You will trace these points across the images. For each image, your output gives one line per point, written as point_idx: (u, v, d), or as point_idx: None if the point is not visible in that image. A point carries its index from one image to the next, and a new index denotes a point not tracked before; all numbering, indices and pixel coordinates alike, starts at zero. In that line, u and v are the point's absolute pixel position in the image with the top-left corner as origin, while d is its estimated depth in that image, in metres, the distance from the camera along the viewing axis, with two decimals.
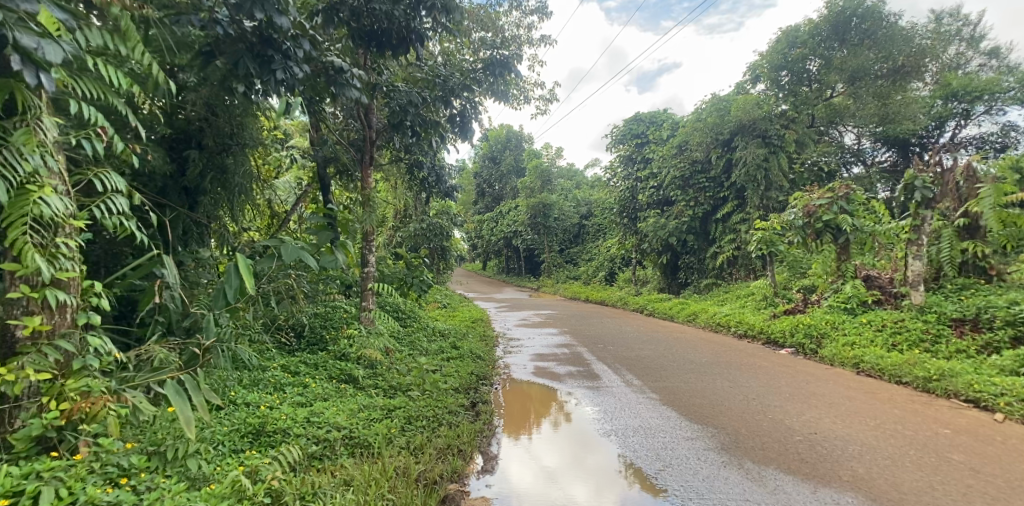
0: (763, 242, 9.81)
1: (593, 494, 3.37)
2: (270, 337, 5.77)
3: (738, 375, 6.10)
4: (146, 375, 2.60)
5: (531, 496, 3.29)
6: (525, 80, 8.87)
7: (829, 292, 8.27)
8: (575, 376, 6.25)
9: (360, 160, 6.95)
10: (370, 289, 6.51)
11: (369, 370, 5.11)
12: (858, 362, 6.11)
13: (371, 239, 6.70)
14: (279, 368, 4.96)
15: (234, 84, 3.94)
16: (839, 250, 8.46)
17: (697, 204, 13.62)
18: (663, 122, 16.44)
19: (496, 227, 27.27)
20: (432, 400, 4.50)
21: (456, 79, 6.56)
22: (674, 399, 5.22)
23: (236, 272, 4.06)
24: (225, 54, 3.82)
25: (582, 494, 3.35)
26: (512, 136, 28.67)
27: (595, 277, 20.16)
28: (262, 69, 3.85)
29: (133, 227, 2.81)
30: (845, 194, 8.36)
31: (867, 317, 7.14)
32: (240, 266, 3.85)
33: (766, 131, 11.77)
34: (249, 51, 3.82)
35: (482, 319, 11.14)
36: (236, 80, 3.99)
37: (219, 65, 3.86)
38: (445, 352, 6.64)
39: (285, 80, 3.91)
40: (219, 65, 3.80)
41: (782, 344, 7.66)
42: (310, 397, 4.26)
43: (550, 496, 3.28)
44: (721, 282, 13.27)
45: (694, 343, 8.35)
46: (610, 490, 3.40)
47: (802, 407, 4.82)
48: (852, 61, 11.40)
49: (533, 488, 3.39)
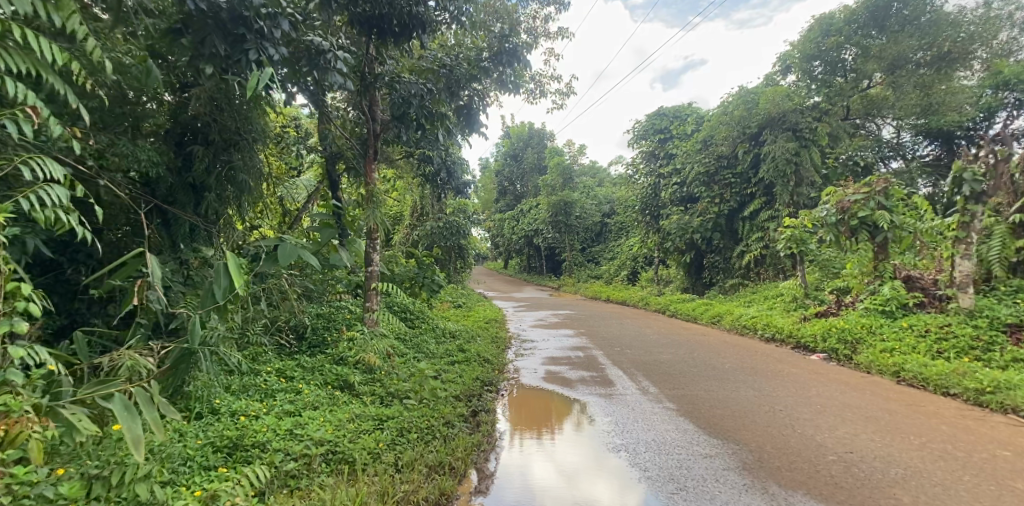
0: (792, 240, 9.31)
1: (616, 493, 3.29)
2: (270, 339, 5.58)
3: (764, 383, 5.66)
4: (92, 389, 2.39)
5: (546, 499, 3.17)
6: (540, 74, 8.52)
7: (865, 293, 7.74)
8: (587, 382, 5.88)
9: (365, 154, 6.64)
10: (374, 289, 6.25)
11: (367, 374, 4.83)
12: (898, 371, 5.60)
13: (376, 236, 6.43)
14: (274, 373, 4.73)
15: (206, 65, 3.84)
16: (876, 249, 7.92)
17: (723, 200, 13.12)
18: (687, 116, 15.86)
19: (518, 225, 26.94)
20: (428, 409, 4.20)
21: (462, 69, 6.27)
22: (693, 410, 4.83)
23: (226, 272, 3.75)
24: (191, 31, 3.69)
25: (605, 493, 3.27)
26: (535, 133, 28.30)
27: (617, 276, 19.67)
28: (233, 48, 3.75)
29: (75, 224, 2.66)
30: (883, 189, 7.80)
31: (907, 321, 6.62)
32: (226, 267, 3.54)
33: (797, 124, 11.19)
34: (219, 28, 3.70)
35: (498, 321, 10.83)
36: (213, 62, 3.85)
37: (196, 46, 3.71)
38: (453, 355, 6.35)
39: (259, 62, 3.78)
40: (185, 44, 3.67)
41: (813, 349, 7.17)
42: (300, 405, 4.01)
43: (561, 501, 3.15)
44: (747, 282, 12.70)
45: (718, 347, 7.90)
46: (633, 489, 3.32)
47: (836, 422, 4.38)
48: (892, 48, 10.72)
49: (550, 490, 3.28)
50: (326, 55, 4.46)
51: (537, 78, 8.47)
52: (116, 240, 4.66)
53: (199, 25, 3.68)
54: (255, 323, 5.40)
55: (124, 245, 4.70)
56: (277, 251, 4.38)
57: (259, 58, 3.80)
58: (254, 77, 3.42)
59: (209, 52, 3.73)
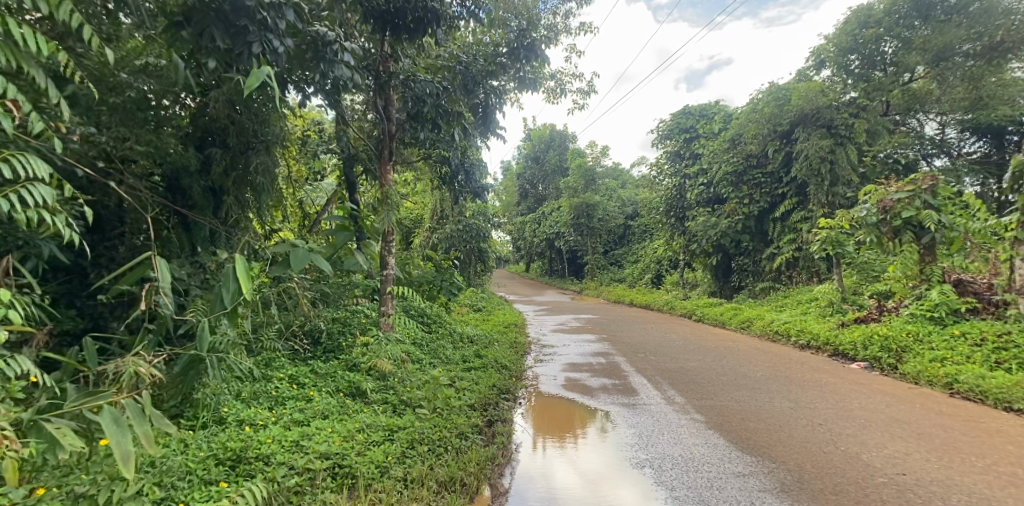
0: (828, 242, 8.86)
1: (641, 496, 3.23)
2: (284, 344, 5.42)
3: (799, 394, 5.29)
4: (80, 400, 2.19)
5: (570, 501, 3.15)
6: (561, 71, 8.27)
7: (911, 298, 7.29)
8: (609, 390, 5.59)
9: (379, 157, 6.33)
10: (390, 293, 6.06)
11: (379, 382, 4.62)
12: (952, 382, 5.21)
13: (392, 238, 6.24)
14: (286, 379, 4.54)
15: (206, 58, 3.72)
16: (922, 251, 7.50)
17: (752, 201, 12.68)
18: (714, 115, 15.40)
19: (539, 228, 26.67)
20: (441, 420, 3.96)
21: (480, 66, 6.06)
22: (724, 422, 4.49)
23: (236, 277, 3.68)
24: (192, 23, 3.57)
25: (630, 496, 3.22)
26: (555, 135, 27.89)
27: (641, 280, 19.26)
28: (235, 40, 3.62)
29: (62, 224, 2.53)
30: (929, 186, 7.33)
31: (958, 328, 6.23)
32: (235, 269, 3.48)
33: (832, 120, 10.85)
34: (220, 20, 3.56)
35: (519, 325, 10.56)
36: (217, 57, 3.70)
37: (196, 38, 3.59)
38: (469, 361, 6.12)
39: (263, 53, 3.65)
40: (185, 36, 3.57)
41: (853, 358, 6.75)
42: (309, 413, 3.81)
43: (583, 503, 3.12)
44: (779, 286, 12.21)
45: (749, 354, 7.51)
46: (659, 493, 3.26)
47: (884, 438, 4.00)
48: (937, 39, 10.18)
49: (572, 492, 3.26)
50: (331, 45, 4.31)
51: (557, 76, 8.20)
52: (131, 241, 4.62)
53: (200, 16, 3.56)
54: (270, 327, 5.25)
55: (137, 246, 4.65)
56: (291, 256, 4.42)
57: (262, 50, 3.67)
58: (256, 77, 3.25)
59: (210, 44, 3.60)
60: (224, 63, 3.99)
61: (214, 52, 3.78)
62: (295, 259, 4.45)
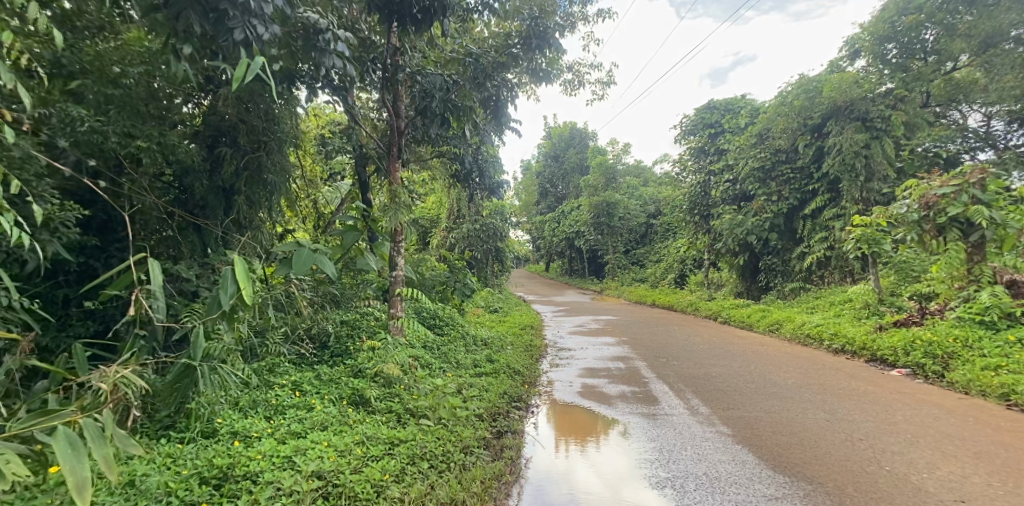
0: (863, 241, 8.35)
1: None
2: (289, 348, 5.08)
3: (835, 404, 4.90)
4: (29, 424, 1.98)
5: None
6: (578, 63, 7.97)
7: (956, 301, 6.85)
8: (628, 399, 5.26)
9: (387, 156, 6.03)
10: (400, 295, 5.84)
11: (384, 389, 4.37)
12: (1008, 393, 4.83)
13: (402, 237, 5.99)
14: (288, 386, 4.21)
15: (184, 44, 3.45)
16: (970, 249, 6.99)
17: (781, 198, 12.16)
18: (740, 109, 14.86)
19: (559, 227, 26.31)
20: (444, 432, 3.71)
21: (490, 58, 5.71)
22: (752, 436, 4.14)
23: (233, 278, 3.46)
24: (168, 6, 3.30)
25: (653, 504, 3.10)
26: (576, 133, 27.48)
27: (664, 280, 18.80)
28: (216, 26, 3.35)
29: None
30: (979, 179, 6.79)
31: (1013, 334, 5.79)
32: (236, 268, 3.34)
33: (867, 113, 10.37)
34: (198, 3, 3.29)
35: (536, 328, 10.26)
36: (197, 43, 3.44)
37: (172, 22, 3.33)
38: (480, 366, 5.88)
39: (246, 39, 3.37)
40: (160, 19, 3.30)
41: (893, 364, 6.31)
42: (307, 423, 3.50)
43: None
44: (809, 286, 11.66)
45: (778, 359, 7.09)
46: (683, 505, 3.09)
47: (935, 457, 3.61)
48: (985, 24, 9.46)
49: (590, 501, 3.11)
50: (324, 33, 4.06)
51: (574, 68, 7.90)
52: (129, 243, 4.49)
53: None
54: (275, 330, 4.93)
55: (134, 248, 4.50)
56: (294, 257, 4.40)
57: (245, 36, 3.40)
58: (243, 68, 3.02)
59: (188, 31, 3.34)
60: (208, 51, 3.74)
61: (195, 39, 3.52)
62: (298, 260, 4.43)
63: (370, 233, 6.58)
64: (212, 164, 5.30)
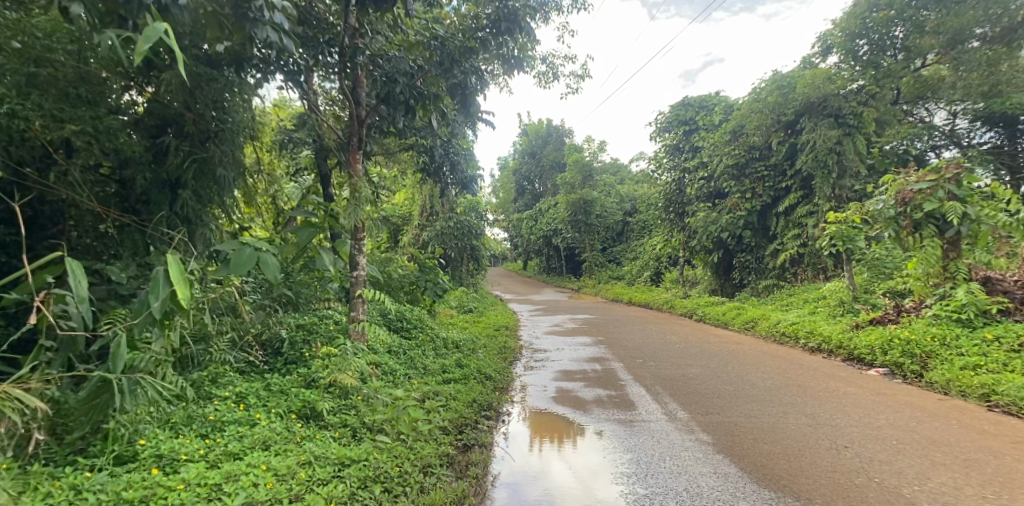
0: (837, 237, 8.24)
1: None
2: (236, 355, 4.60)
3: (816, 407, 4.70)
4: None
5: None
6: (553, 54, 7.69)
7: (932, 298, 6.77)
8: (604, 404, 4.99)
9: (347, 147, 5.59)
10: (361, 297, 5.38)
11: (339, 400, 3.98)
12: (989, 394, 4.71)
13: (364, 235, 5.56)
14: (231, 399, 3.74)
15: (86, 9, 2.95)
16: (946, 245, 6.91)
17: (755, 195, 12.10)
18: (714, 106, 14.54)
19: (536, 225, 26.11)
20: (404, 448, 3.35)
21: (457, 41, 5.27)
22: (734, 444, 3.90)
23: (165, 279, 3.03)
24: None
25: None
26: (553, 130, 27.21)
27: (640, 277, 18.71)
28: None
29: None
30: (954, 175, 6.75)
31: (991, 332, 5.72)
32: (168, 267, 2.95)
33: (840, 109, 10.25)
34: None
35: (510, 328, 9.96)
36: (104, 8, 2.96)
37: None
38: (448, 372, 5.54)
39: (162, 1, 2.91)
40: None
41: (870, 364, 6.19)
42: (247, 442, 3.04)
43: None
44: (782, 284, 11.62)
45: (757, 358, 6.91)
46: None
47: (925, 466, 3.41)
48: (953, 21, 9.59)
49: None
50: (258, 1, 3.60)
51: (549, 59, 7.62)
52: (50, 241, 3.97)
53: None
54: (221, 336, 4.46)
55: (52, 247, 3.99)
56: (234, 256, 4.07)
57: None
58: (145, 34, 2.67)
59: None
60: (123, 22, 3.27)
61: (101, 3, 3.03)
62: (238, 259, 4.10)
63: (332, 231, 6.15)
64: (157, 156, 4.79)
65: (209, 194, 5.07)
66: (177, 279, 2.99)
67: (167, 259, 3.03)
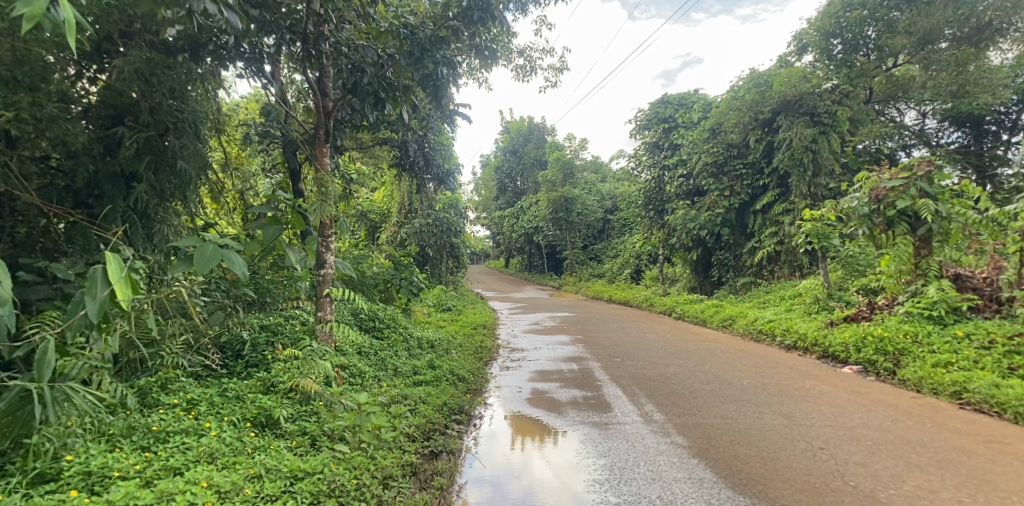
0: (812, 235, 8.26)
1: None
2: (191, 359, 4.40)
3: (792, 407, 4.66)
4: None
5: None
6: (531, 48, 7.59)
7: (904, 295, 6.79)
8: (579, 406, 4.89)
9: (314, 139, 5.37)
10: (328, 297, 5.22)
11: (300, 406, 3.81)
12: (960, 392, 4.71)
13: (332, 232, 5.37)
14: (179, 407, 3.55)
15: None
16: (917, 243, 6.95)
17: (733, 193, 12.15)
18: (693, 105, 14.51)
19: (518, 223, 25.98)
20: (365, 459, 3.20)
21: (428, 31, 5.09)
22: (709, 448, 3.81)
23: (103, 280, 2.83)
24: None
25: None
26: (535, 128, 27.09)
27: (620, 275, 18.70)
28: None
29: None
30: (925, 172, 6.80)
31: (961, 329, 5.76)
32: (107, 268, 2.75)
33: (815, 108, 10.31)
34: None
35: (489, 327, 9.83)
36: None
37: None
38: (419, 373, 5.39)
39: None
40: None
41: (844, 361, 6.19)
42: (191, 456, 2.87)
43: None
44: (760, 281, 11.67)
45: (734, 357, 6.87)
46: None
47: (900, 469, 3.36)
48: (923, 21, 9.69)
49: None
50: None
51: (527, 52, 7.50)
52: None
53: None
54: (174, 339, 4.26)
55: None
56: (196, 253, 3.80)
57: None
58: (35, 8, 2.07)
59: None
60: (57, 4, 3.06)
61: None
62: (201, 256, 3.84)
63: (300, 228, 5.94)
64: (110, 147, 4.56)
65: (171, 188, 4.87)
66: (117, 278, 2.79)
67: (105, 256, 2.82)
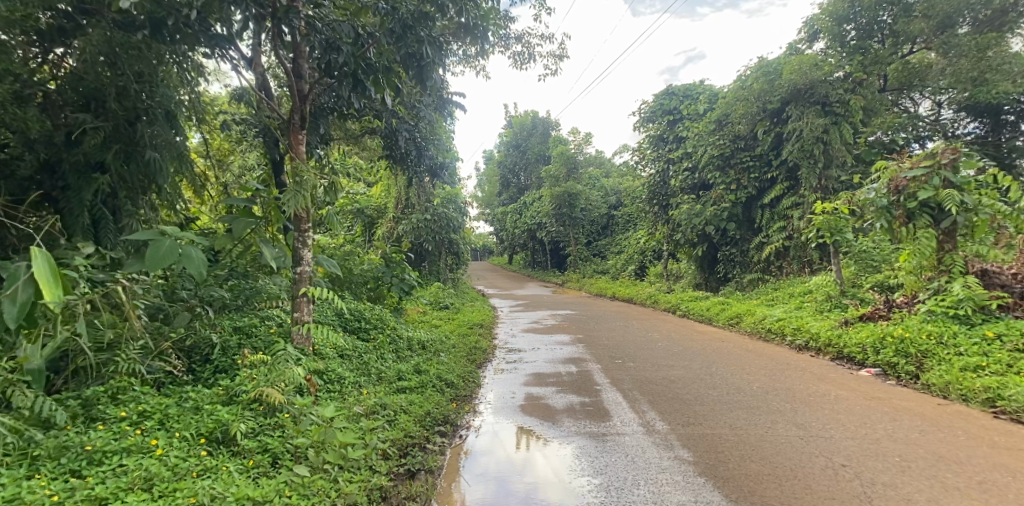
0: (825, 229, 7.81)
1: None
2: (151, 365, 4.00)
3: (808, 415, 4.25)
4: None
5: None
6: (529, 33, 7.19)
7: (926, 293, 6.36)
8: (575, 414, 4.50)
9: (288, 124, 4.95)
10: (306, 296, 4.83)
11: (263, 419, 3.42)
12: (994, 399, 4.29)
13: (309, 227, 4.88)
14: (127, 421, 3.20)
15: None
16: (941, 237, 6.50)
17: (740, 187, 11.68)
18: (699, 95, 14.09)
19: (520, 219, 25.56)
20: (327, 483, 2.82)
21: (411, 5, 4.68)
22: (718, 464, 3.42)
23: (26, 282, 2.58)
24: None
25: None
26: (538, 123, 26.65)
27: (624, 272, 18.30)
28: None
29: None
30: (951, 160, 6.34)
31: (991, 329, 5.33)
32: (32, 268, 2.47)
33: (827, 96, 9.85)
34: None
35: (485, 326, 9.42)
36: None
37: None
38: (403, 379, 5.00)
39: None
40: None
41: (861, 364, 5.77)
42: (122, 483, 2.53)
43: None
44: (767, 278, 11.21)
45: (742, 358, 6.45)
46: None
47: (936, 492, 2.96)
48: (942, 4, 9.30)
49: None
50: None
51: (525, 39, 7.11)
52: None
53: None
54: (132, 343, 3.89)
55: None
56: (151, 248, 3.50)
57: None
58: None
59: None
60: None
61: None
62: (156, 252, 3.52)
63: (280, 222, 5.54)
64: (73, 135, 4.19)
65: (139, 179, 4.49)
66: (44, 282, 2.52)
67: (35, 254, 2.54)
